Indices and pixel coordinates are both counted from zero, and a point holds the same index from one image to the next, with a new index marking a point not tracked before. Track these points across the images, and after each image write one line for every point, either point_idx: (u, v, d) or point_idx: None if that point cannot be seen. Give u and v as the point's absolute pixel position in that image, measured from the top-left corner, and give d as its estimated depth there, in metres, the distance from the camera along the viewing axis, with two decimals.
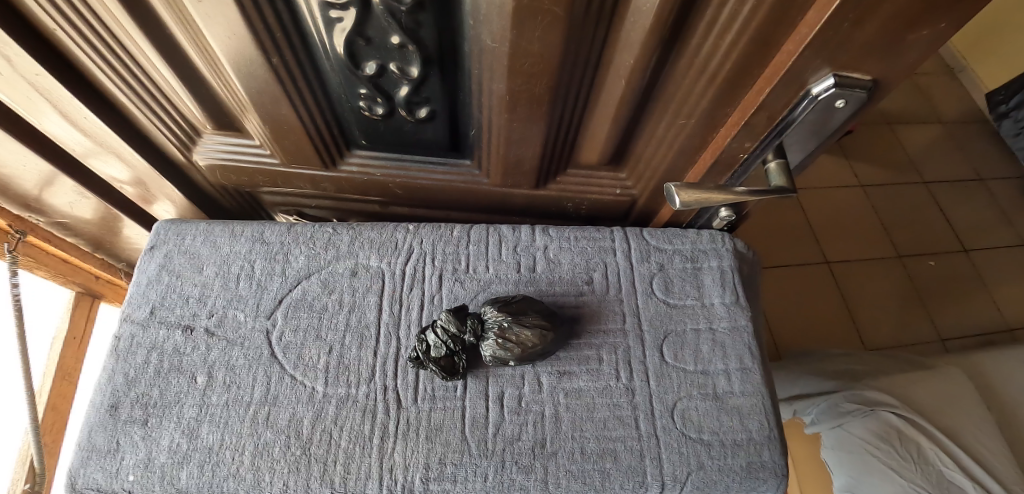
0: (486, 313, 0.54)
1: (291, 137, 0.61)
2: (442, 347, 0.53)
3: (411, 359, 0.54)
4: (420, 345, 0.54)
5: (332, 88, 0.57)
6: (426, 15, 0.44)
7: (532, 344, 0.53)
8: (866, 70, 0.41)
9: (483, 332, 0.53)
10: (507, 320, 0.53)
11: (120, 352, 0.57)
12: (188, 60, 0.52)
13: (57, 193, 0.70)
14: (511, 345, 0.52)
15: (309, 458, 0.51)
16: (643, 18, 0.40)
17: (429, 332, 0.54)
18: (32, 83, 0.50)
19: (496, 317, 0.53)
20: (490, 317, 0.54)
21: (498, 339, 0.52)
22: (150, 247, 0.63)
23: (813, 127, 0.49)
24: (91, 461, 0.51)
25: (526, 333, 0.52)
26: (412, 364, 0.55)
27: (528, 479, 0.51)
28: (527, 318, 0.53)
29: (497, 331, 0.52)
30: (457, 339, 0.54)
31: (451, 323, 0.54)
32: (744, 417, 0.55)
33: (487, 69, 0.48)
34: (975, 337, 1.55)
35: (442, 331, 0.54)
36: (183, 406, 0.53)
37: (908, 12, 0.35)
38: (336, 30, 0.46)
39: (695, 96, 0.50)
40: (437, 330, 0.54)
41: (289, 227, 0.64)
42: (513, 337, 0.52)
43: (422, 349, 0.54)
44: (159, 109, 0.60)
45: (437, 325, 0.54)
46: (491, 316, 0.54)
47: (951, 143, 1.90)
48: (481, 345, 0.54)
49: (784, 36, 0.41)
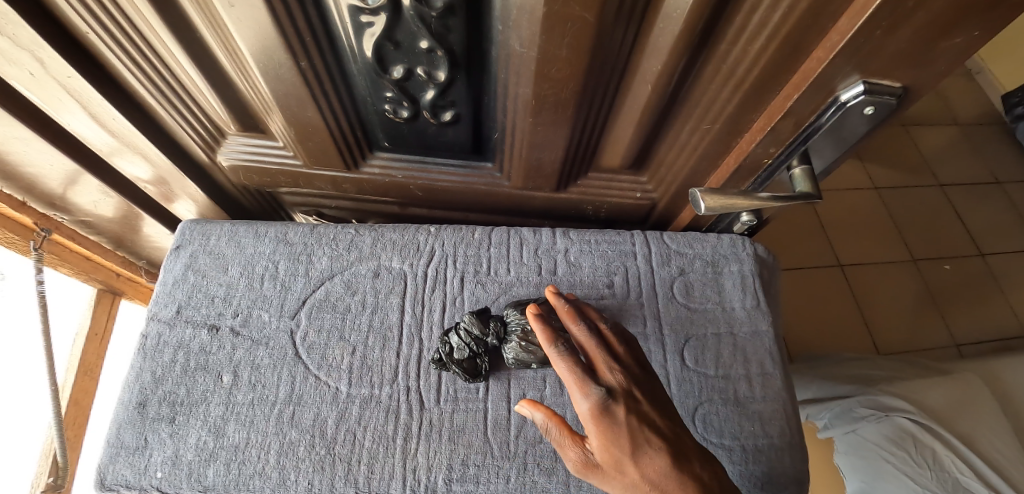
0: (509, 316, 0.55)
1: (316, 139, 0.62)
2: (467, 349, 0.54)
3: (434, 361, 0.55)
4: (443, 347, 0.55)
5: (358, 91, 0.58)
6: (455, 20, 0.44)
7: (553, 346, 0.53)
8: (896, 78, 0.42)
9: (506, 335, 0.55)
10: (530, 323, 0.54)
11: (147, 350, 0.58)
12: (216, 63, 0.54)
13: (81, 192, 0.72)
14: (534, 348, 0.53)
15: (334, 457, 0.51)
16: (673, 24, 0.40)
17: (453, 334, 0.55)
18: (63, 84, 0.51)
19: (518, 320, 0.55)
20: (511, 320, 0.55)
21: (521, 341, 0.53)
22: (176, 247, 0.64)
23: (839, 134, 0.49)
24: (119, 457, 0.52)
25: None
26: (435, 366, 0.55)
27: (550, 481, 0.51)
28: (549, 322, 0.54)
29: (520, 333, 0.54)
30: (482, 341, 0.54)
31: (475, 325, 0.54)
32: (765, 423, 0.55)
33: (514, 74, 0.48)
34: (991, 344, 1.53)
35: (466, 333, 0.54)
36: (209, 405, 0.54)
37: (941, 21, 0.35)
38: (365, 35, 0.47)
39: (722, 101, 0.50)
40: (460, 333, 0.55)
41: (312, 228, 0.65)
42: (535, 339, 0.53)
43: (445, 351, 0.54)
44: (185, 111, 0.60)
45: (460, 327, 0.55)
46: (514, 319, 0.55)
47: (968, 145, 1.87)
48: (504, 348, 0.55)
49: (814, 44, 0.41)
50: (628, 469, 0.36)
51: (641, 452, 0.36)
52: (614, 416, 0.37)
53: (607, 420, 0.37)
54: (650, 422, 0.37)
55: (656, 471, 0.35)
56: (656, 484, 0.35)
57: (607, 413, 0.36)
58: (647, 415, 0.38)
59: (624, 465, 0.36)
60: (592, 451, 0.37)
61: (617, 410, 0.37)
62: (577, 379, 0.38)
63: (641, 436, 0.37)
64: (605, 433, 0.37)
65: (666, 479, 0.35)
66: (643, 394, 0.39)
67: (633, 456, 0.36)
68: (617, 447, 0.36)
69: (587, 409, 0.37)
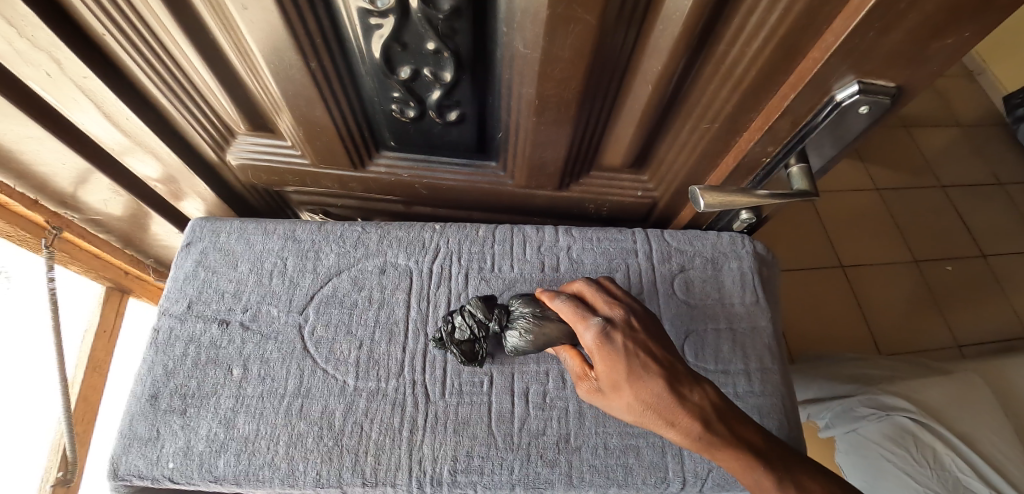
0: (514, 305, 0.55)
1: (324, 138, 0.63)
2: (469, 330, 0.55)
3: (434, 340, 0.57)
4: (445, 327, 0.56)
5: (365, 91, 0.59)
6: (462, 22, 0.46)
7: (552, 337, 0.50)
8: (889, 78, 0.43)
9: (508, 322, 0.54)
10: (533, 311, 0.52)
11: (158, 344, 0.59)
12: (228, 64, 0.55)
13: (93, 191, 0.73)
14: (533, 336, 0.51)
15: (341, 449, 0.52)
16: (673, 26, 0.41)
17: (457, 315, 0.57)
18: (79, 84, 0.52)
19: (522, 309, 0.53)
20: (516, 308, 0.54)
21: (521, 329, 0.52)
22: (186, 244, 0.65)
23: (835, 133, 0.51)
24: (132, 448, 0.53)
25: (548, 325, 0.50)
26: (434, 345, 0.57)
27: (553, 473, 0.52)
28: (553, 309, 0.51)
29: (522, 321, 0.52)
30: (484, 324, 0.55)
31: (479, 309, 0.56)
32: (764, 417, 0.56)
33: (518, 75, 0.49)
34: (993, 344, 1.54)
35: (469, 314, 0.56)
36: (219, 398, 0.56)
37: (933, 22, 0.36)
38: (374, 37, 0.48)
39: (722, 101, 0.51)
40: (465, 315, 0.56)
41: (320, 225, 0.66)
42: (535, 327, 0.51)
43: (446, 331, 0.56)
44: (196, 111, 0.62)
45: (466, 309, 0.57)
46: (517, 308, 0.54)
47: (969, 146, 1.87)
48: (504, 334, 0.54)
49: (810, 45, 0.42)
50: (625, 389, 0.39)
51: (638, 375, 0.39)
52: (613, 342, 0.41)
53: (604, 343, 0.41)
54: (645, 347, 0.40)
55: (649, 389, 0.38)
56: (650, 399, 0.38)
57: (602, 336, 0.41)
58: (645, 343, 0.41)
59: (621, 385, 0.39)
60: (598, 378, 0.42)
61: (615, 336, 0.41)
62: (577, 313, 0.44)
63: (638, 357, 0.40)
64: (602, 357, 0.41)
65: (660, 399, 0.38)
66: (641, 326, 0.43)
67: (632, 376, 0.39)
68: (614, 368, 0.40)
69: (587, 336, 0.42)
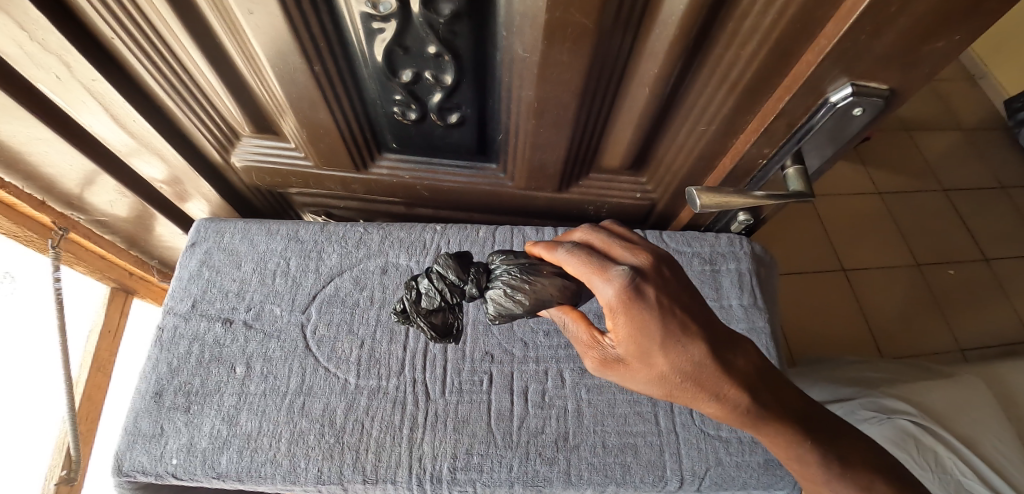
0: (496, 262, 0.38)
1: (327, 140, 0.64)
2: (435, 301, 0.38)
3: (397, 313, 0.41)
4: (409, 294, 0.40)
5: (368, 93, 0.61)
6: (462, 25, 0.47)
7: (550, 298, 0.35)
8: (882, 80, 0.44)
9: (487, 284, 0.37)
10: (519, 267, 0.36)
11: (163, 342, 0.60)
12: (233, 67, 0.56)
13: (98, 192, 0.75)
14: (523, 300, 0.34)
15: (342, 446, 0.53)
16: (668, 29, 0.42)
17: (423, 278, 0.40)
18: (87, 87, 0.54)
19: (505, 266, 0.37)
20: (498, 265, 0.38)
21: (504, 289, 0.35)
22: (191, 244, 0.66)
23: (830, 134, 0.52)
24: (136, 445, 0.54)
25: (543, 284, 0.34)
26: (398, 320, 0.41)
27: (551, 471, 0.52)
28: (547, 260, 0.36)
29: (505, 279, 0.35)
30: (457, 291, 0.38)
31: (450, 269, 0.38)
32: None
33: (517, 78, 0.50)
34: (996, 348, 1.53)
35: (438, 277, 0.38)
36: (223, 395, 0.56)
37: (923, 25, 0.37)
38: (376, 41, 0.49)
39: (718, 103, 0.52)
40: (432, 277, 0.39)
41: (322, 226, 0.67)
42: (524, 286, 0.34)
43: (410, 299, 0.40)
44: (201, 113, 0.63)
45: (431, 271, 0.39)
46: (501, 265, 0.37)
47: (971, 149, 1.88)
48: (484, 302, 0.37)
49: (803, 48, 0.43)
50: (656, 358, 0.32)
51: (673, 338, 0.31)
52: (644, 300, 0.31)
53: (638, 305, 0.30)
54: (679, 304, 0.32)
55: (690, 357, 0.32)
56: (689, 363, 0.32)
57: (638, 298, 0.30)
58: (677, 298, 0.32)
59: (654, 354, 0.31)
60: (621, 347, 0.33)
61: (646, 294, 0.31)
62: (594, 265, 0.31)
63: (672, 315, 0.31)
64: (635, 323, 0.31)
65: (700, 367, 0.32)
66: (671, 277, 0.33)
67: (667, 339, 0.31)
68: (647, 335, 0.31)
69: (613, 297, 0.30)
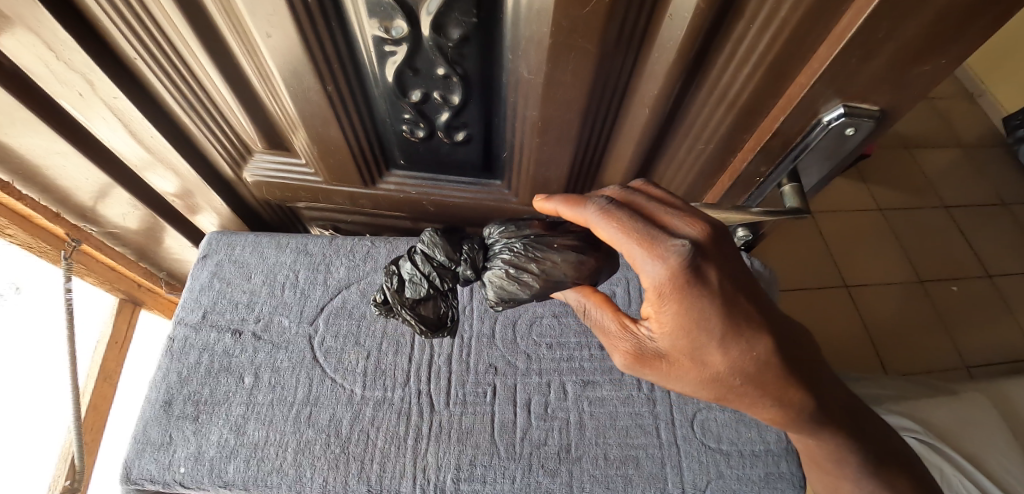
0: (493, 239, 0.42)
1: (337, 156, 0.67)
2: (417, 283, 0.42)
3: (378, 304, 0.44)
4: (391, 282, 0.43)
5: (378, 112, 0.63)
6: (470, 48, 0.49)
7: (560, 276, 0.39)
8: (874, 101, 0.46)
9: (485, 263, 0.41)
10: (519, 243, 0.40)
11: (173, 351, 0.61)
12: (249, 86, 0.59)
13: (111, 205, 0.77)
14: (529, 278, 0.39)
15: (347, 456, 0.54)
16: (668, 53, 0.44)
17: (408, 264, 0.43)
18: (108, 104, 0.56)
19: (505, 242, 0.41)
20: (497, 241, 0.42)
21: (508, 267, 0.39)
22: (202, 256, 0.68)
23: (825, 153, 0.53)
24: (145, 453, 0.55)
25: (544, 259, 0.39)
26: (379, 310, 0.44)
27: (553, 482, 0.53)
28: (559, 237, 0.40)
29: (506, 256, 0.40)
30: (446, 272, 0.42)
31: (442, 252, 0.42)
32: (762, 429, 0.57)
33: (522, 98, 0.53)
34: (1002, 365, 1.52)
35: (425, 260, 0.42)
36: (231, 405, 0.57)
37: (911, 49, 0.39)
38: (387, 63, 0.52)
39: (716, 123, 0.54)
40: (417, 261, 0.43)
41: (330, 239, 0.69)
42: (529, 265, 0.39)
43: (393, 288, 0.43)
44: (216, 129, 0.66)
45: (414, 254, 0.44)
46: (498, 242, 0.42)
47: (972, 166, 1.90)
48: (483, 281, 0.41)
49: (797, 71, 0.45)
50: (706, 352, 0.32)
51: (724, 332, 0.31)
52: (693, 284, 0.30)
53: (692, 288, 0.30)
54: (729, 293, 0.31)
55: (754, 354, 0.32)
56: (739, 363, 0.32)
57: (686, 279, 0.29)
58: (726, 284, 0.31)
59: (704, 350, 0.31)
60: (666, 335, 0.32)
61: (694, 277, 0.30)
62: (644, 240, 0.30)
63: (722, 302, 0.31)
64: (684, 310, 0.30)
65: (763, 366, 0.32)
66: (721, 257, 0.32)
67: (718, 333, 0.31)
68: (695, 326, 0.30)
69: (662, 277, 0.30)
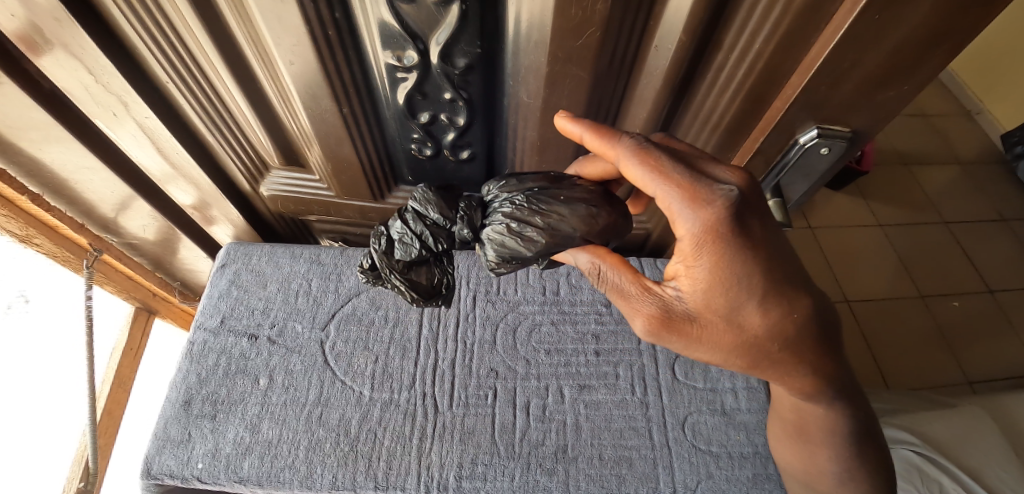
0: (494, 197, 0.45)
1: (349, 172, 0.71)
2: (408, 243, 0.47)
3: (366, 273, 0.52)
4: (385, 242, 0.49)
5: (389, 131, 0.68)
6: (474, 75, 0.54)
7: (569, 230, 0.39)
8: (847, 122, 0.50)
9: (483, 220, 0.44)
10: (520, 197, 0.42)
11: (192, 354, 0.65)
12: (268, 107, 0.64)
13: (133, 216, 0.81)
14: (534, 231, 0.39)
15: (356, 454, 0.57)
16: (655, 79, 0.49)
17: (401, 221, 0.48)
18: (139, 123, 0.61)
19: (507, 196, 0.43)
20: (498, 197, 0.44)
21: (511, 222, 0.40)
22: (221, 266, 0.72)
23: (805, 170, 0.58)
24: (164, 449, 0.58)
25: (550, 214, 0.39)
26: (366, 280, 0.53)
27: (550, 481, 0.56)
28: (564, 190, 0.41)
29: (509, 211, 0.41)
30: (439, 232, 0.47)
31: (435, 208, 0.46)
32: (750, 432, 0.60)
33: (521, 120, 0.57)
34: (1004, 380, 1.53)
35: (418, 218, 0.47)
36: (247, 404, 0.61)
37: (876, 76, 0.44)
38: (398, 88, 0.56)
39: (702, 143, 0.58)
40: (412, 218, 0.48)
41: (341, 250, 0.73)
42: (532, 219, 0.40)
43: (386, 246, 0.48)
44: (237, 146, 0.70)
45: (407, 213, 0.48)
46: (500, 198, 0.44)
47: (971, 182, 1.93)
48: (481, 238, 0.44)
49: (773, 96, 0.49)
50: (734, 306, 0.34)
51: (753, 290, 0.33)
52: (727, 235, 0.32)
53: (726, 239, 0.32)
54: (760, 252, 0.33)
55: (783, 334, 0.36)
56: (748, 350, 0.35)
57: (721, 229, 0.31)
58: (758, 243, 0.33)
59: (730, 304, 0.33)
60: (695, 289, 0.34)
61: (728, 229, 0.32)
62: (684, 185, 0.32)
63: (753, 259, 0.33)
64: (716, 258, 0.32)
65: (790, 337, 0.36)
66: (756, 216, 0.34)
67: (746, 291, 0.33)
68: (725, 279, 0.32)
69: (701, 221, 0.32)
